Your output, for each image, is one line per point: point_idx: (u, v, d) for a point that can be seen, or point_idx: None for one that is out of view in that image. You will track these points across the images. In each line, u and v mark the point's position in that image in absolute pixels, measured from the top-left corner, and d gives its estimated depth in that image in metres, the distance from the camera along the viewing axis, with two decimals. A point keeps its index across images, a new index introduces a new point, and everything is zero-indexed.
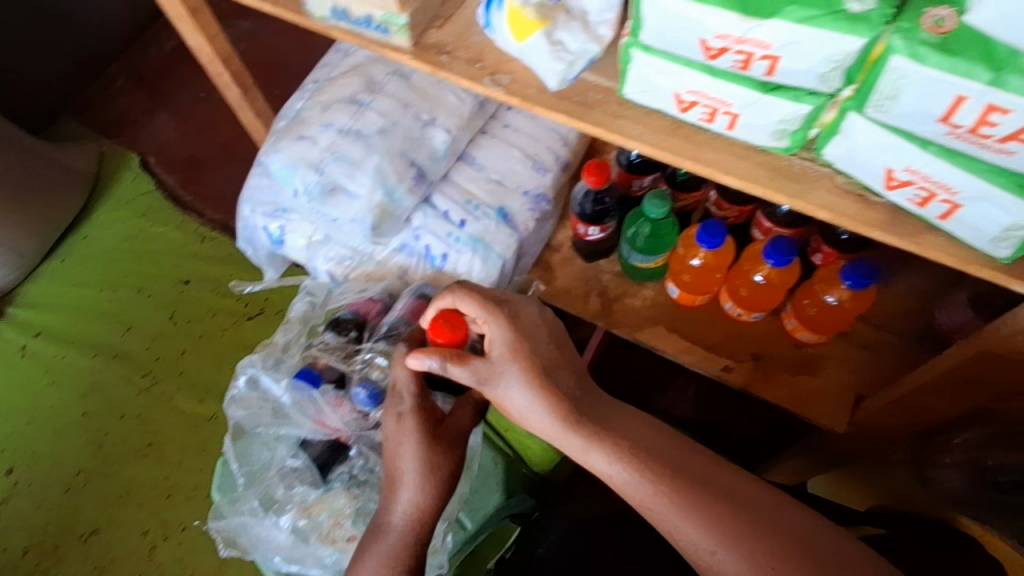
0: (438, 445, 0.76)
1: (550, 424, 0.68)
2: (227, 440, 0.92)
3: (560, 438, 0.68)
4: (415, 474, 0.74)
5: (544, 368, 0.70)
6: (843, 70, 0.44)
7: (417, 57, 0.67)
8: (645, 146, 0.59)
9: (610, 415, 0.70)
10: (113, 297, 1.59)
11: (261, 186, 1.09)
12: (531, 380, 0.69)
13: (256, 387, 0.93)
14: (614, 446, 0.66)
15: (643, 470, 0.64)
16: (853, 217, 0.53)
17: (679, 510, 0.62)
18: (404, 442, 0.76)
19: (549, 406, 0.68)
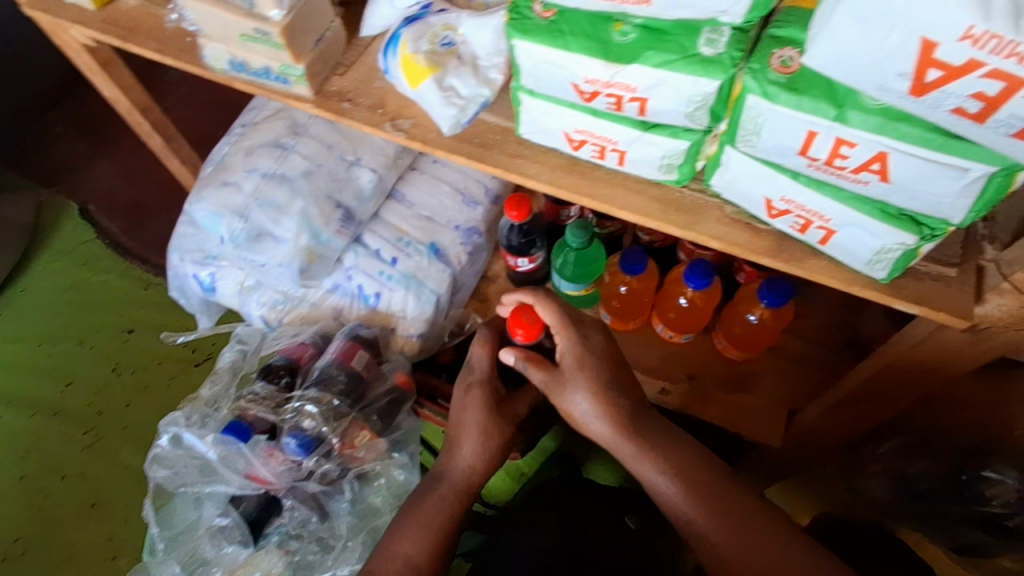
0: (500, 416, 0.81)
1: (608, 432, 0.74)
2: (147, 504, 0.92)
3: (618, 445, 0.74)
4: (475, 432, 0.79)
5: (609, 382, 0.75)
6: (707, 108, 0.45)
7: (319, 105, 0.67)
8: (543, 185, 0.60)
9: (668, 433, 0.74)
10: (54, 351, 1.55)
11: (187, 234, 1.07)
12: (600, 391, 0.73)
13: (179, 446, 0.90)
14: (667, 462, 0.71)
15: (691, 489, 0.69)
16: (742, 245, 0.55)
17: (716, 525, 0.66)
18: (469, 410, 0.80)
19: (610, 415, 0.73)
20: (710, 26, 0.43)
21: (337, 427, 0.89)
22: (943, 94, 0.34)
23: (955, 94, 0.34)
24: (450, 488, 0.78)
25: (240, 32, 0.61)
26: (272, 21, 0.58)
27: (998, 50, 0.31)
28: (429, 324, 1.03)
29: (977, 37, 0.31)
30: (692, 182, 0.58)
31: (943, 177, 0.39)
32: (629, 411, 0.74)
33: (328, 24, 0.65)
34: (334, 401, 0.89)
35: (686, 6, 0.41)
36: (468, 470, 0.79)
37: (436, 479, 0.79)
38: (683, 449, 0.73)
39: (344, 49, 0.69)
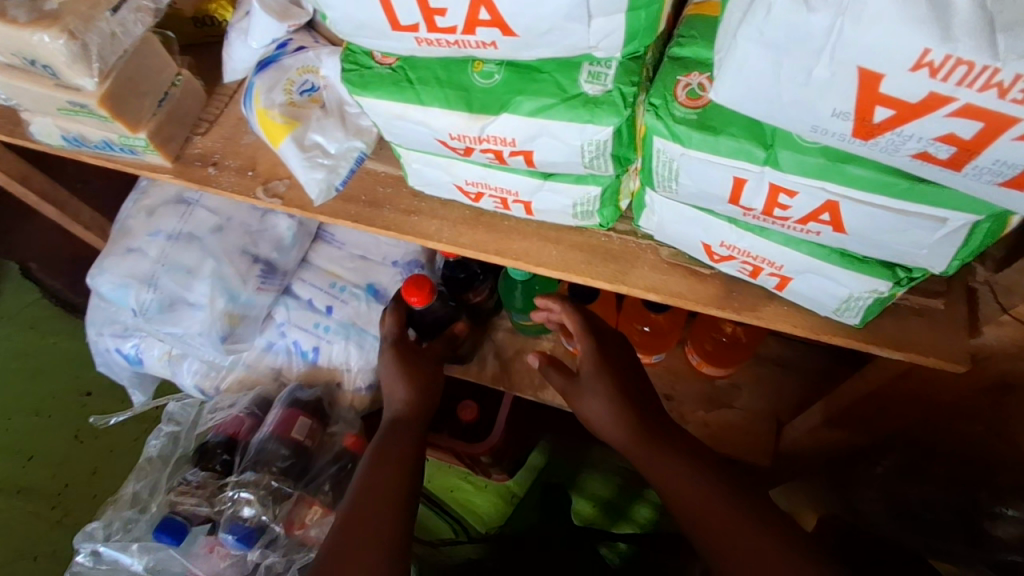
0: (418, 357, 0.78)
1: (625, 437, 0.67)
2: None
3: (635, 451, 0.66)
4: (399, 375, 0.75)
5: (630, 390, 0.69)
6: (608, 155, 0.39)
7: (179, 174, 0.56)
8: (443, 245, 0.50)
9: (696, 447, 0.66)
10: (10, 427, 1.46)
11: (100, 307, 0.97)
12: (620, 395, 0.68)
13: (99, 561, 0.80)
14: (696, 472, 0.62)
15: (714, 489, 0.60)
16: (684, 295, 0.46)
17: (727, 516, 0.57)
18: (388, 368, 0.76)
19: (627, 419, 0.67)
20: (590, 60, 0.37)
21: (280, 513, 0.80)
22: (899, 135, 0.31)
23: (917, 136, 0.31)
24: (398, 422, 0.72)
25: (58, 106, 0.51)
26: (85, 91, 0.48)
27: (966, 79, 0.28)
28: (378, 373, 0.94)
29: (936, 65, 0.28)
30: (618, 224, 0.48)
31: (913, 227, 0.35)
32: (651, 422, 0.68)
33: (172, 79, 0.54)
34: (270, 483, 0.81)
35: (543, 46, 0.35)
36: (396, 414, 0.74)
37: (384, 426, 0.73)
38: (717, 464, 0.64)
39: (203, 103, 0.59)
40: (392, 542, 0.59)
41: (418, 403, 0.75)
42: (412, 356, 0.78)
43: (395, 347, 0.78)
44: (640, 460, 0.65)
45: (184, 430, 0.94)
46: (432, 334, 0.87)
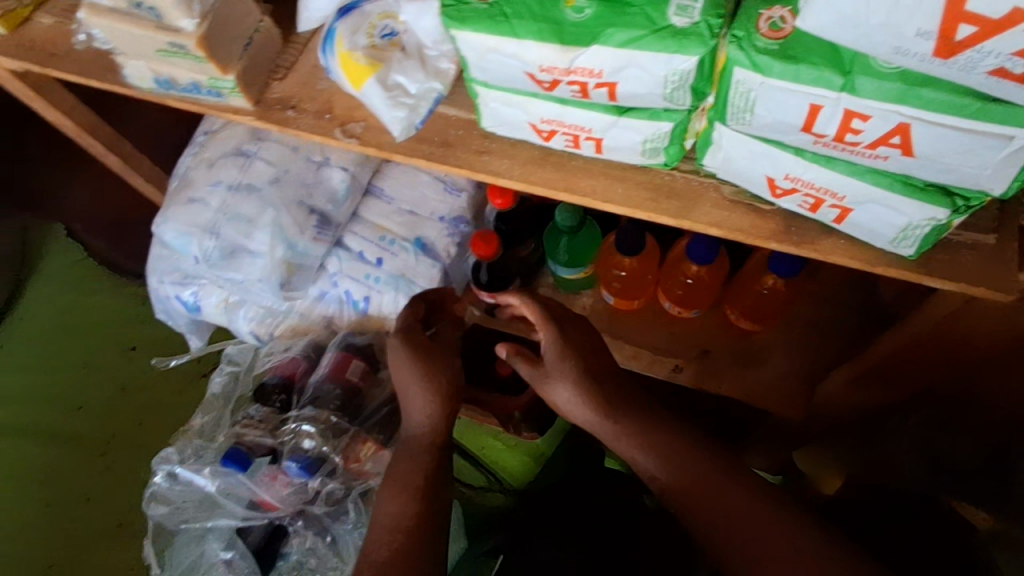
0: (437, 355, 0.74)
1: (592, 422, 0.67)
2: (148, 544, 0.88)
3: (607, 435, 0.67)
4: (417, 385, 0.72)
5: (601, 378, 0.68)
6: (688, 87, 0.41)
7: (260, 117, 0.60)
8: (512, 182, 0.53)
9: (668, 422, 0.68)
10: (61, 378, 1.54)
11: (162, 256, 1.02)
12: (591, 388, 0.67)
13: (175, 483, 0.86)
14: (680, 464, 0.64)
15: (675, 461, 0.65)
16: (745, 231, 0.49)
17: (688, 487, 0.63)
18: (406, 376, 0.73)
19: (592, 401, 0.67)
20: None
21: (339, 446, 0.85)
22: (978, 52, 0.34)
23: (996, 52, 0.34)
24: (418, 445, 0.72)
25: (156, 47, 0.55)
26: (185, 32, 0.52)
27: None
28: None
29: None
30: (682, 163, 0.51)
31: (980, 149, 0.38)
32: (619, 397, 0.68)
33: (256, 25, 0.58)
34: (332, 419, 0.85)
35: None
36: (418, 433, 0.73)
37: (408, 440, 0.73)
38: (697, 440, 0.66)
39: (280, 50, 0.62)
40: (421, 534, 0.65)
41: (435, 404, 0.72)
42: (433, 357, 0.74)
43: (406, 344, 0.74)
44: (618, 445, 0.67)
45: (243, 370, 0.99)
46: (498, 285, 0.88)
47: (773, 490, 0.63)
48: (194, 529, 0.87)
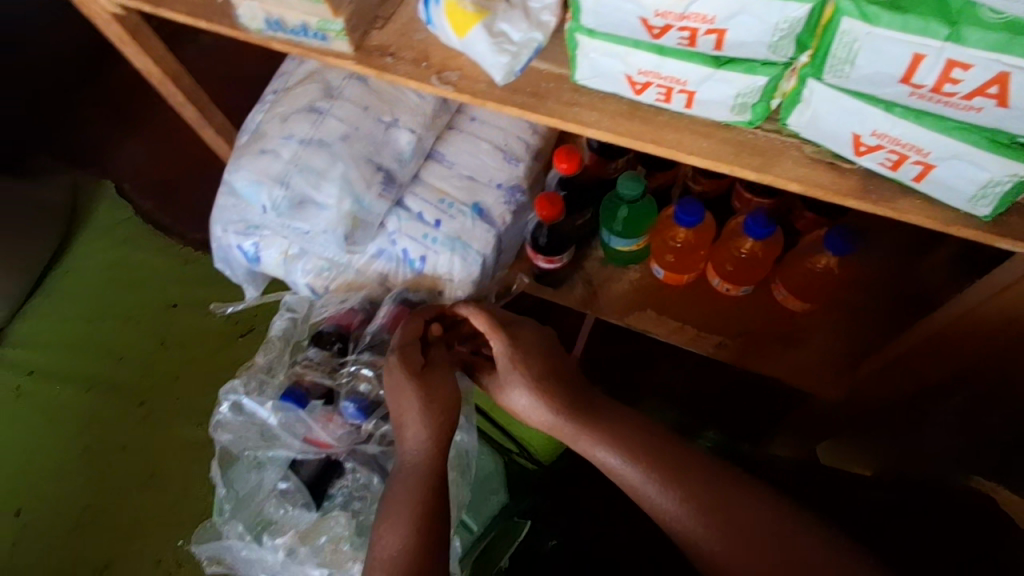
0: (434, 380, 0.78)
1: (553, 420, 0.73)
2: (215, 467, 0.91)
3: (569, 435, 0.73)
4: (418, 412, 0.75)
5: (551, 383, 0.75)
6: (794, 37, 0.43)
7: (359, 61, 0.64)
8: (601, 133, 0.57)
9: (623, 418, 0.73)
10: (106, 328, 1.59)
11: (229, 205, 1.06)
12: (542, 394, 0.74)
13: (241, 412, 0.91)
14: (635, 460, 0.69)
15: (634, 455, 0.69)
16: (826, 187, 0.51)
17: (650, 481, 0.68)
18: (405, 403, 0.76)
19: (549, 400, 0.73)
20: None
21: None
22: None
23: None
24: (427, 467, 0.73)
25: None
26: None
27: None
28: (476, 285, 1.02)
29: None
30: (765, 123, 0.53)
31: None
32: (573, 397, 0.74)
33: None
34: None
35: None
36: (416, 460, 0.74)
37: (409, 468, 0.74)
38: (645, 432, 0.72)
39: (380, 2, 0.65)
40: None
41: (434, 425, 0.75)
42: (431, 381, 0.78)
43: (406, 365, 0.79)
44: (579, 443, 0.72)
45: (301, 316, 1.04)
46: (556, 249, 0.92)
47: (739, 480, 0.67)
48: (254, 460, 0.91)
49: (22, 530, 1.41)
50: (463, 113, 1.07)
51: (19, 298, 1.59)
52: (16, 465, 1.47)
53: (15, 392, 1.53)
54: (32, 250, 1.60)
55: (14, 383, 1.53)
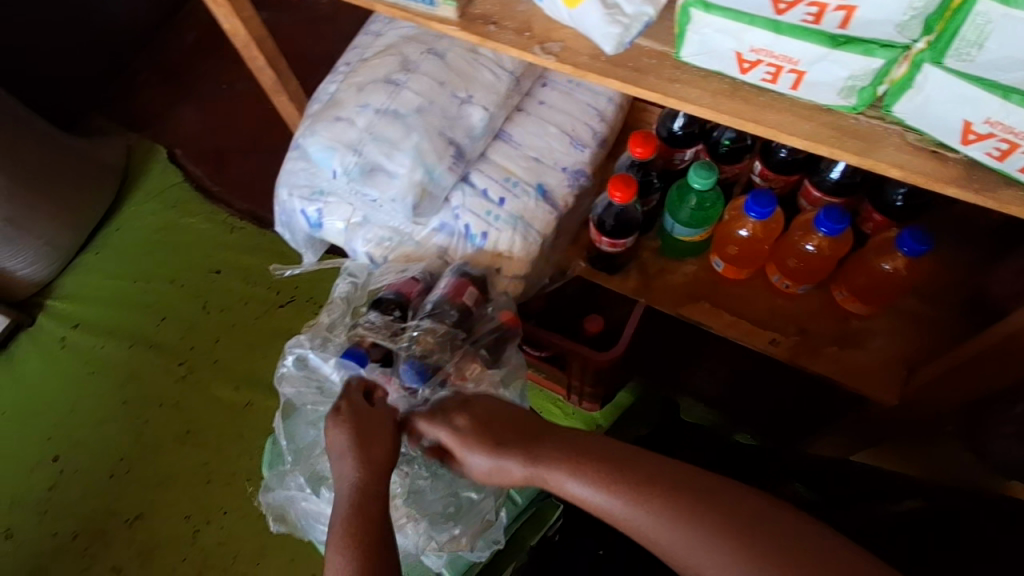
0: (366, 418, 0.82)
1: (518, 470, 0.76)
2: (279, 416, 0.99)
3: (537, 479, 0.75)
4: (349, 449, 0.78)
5: (501, 442, 0.78)
6: (923, 18, 0.44)
7: (464, 28, 0.66)
8: (703, 109, 0.59)
9: (593, 446, 0.73)
10: (146, 288, 1.57)
11: (297, 169, 1.08)
12: (497, 450, 0.78)
13: (304, 366, 0.98)
14: (593, 479, 0.70)
15: (608, 484, 0.68)
16: (926, 174, 0.53)
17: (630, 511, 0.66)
18: (343, 443, 0.79)
19: (512, 456, 0.76)
20: None
21: (451, 356, 0.94)
22: None
23: None
24: (359, 493, 0.75)
25: None
26: None
27: None
28: (534, 265, 1.03)
29: None
30: (869, 109, 0.55)
31: None
32: (536, 445, 0.76)
33: None
34: (451, 329, 0.95)
35: None
36: (350, 489, 0.76)
37: (343, 502, 0.75)
38: (596, 447, 0.73)
39: None
40: None
41: (368, 458, 0.78)
42: (361, 420, 0.81)
43: (346, 411, 0.82)
44: (546, 482, 0.74)
45: (361, 282, 1.08)
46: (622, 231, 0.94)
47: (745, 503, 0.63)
48: (314, 415, 0.98)
49: (58, 476, 1.39)
50: (532, 95, 1.09)
51: (69, 253, 1.57)
52: (58, 411, 1.45)
53: (60, 343, 1.52)
54: (90, 207, 1.59)
55: (59, 334, 1.52)
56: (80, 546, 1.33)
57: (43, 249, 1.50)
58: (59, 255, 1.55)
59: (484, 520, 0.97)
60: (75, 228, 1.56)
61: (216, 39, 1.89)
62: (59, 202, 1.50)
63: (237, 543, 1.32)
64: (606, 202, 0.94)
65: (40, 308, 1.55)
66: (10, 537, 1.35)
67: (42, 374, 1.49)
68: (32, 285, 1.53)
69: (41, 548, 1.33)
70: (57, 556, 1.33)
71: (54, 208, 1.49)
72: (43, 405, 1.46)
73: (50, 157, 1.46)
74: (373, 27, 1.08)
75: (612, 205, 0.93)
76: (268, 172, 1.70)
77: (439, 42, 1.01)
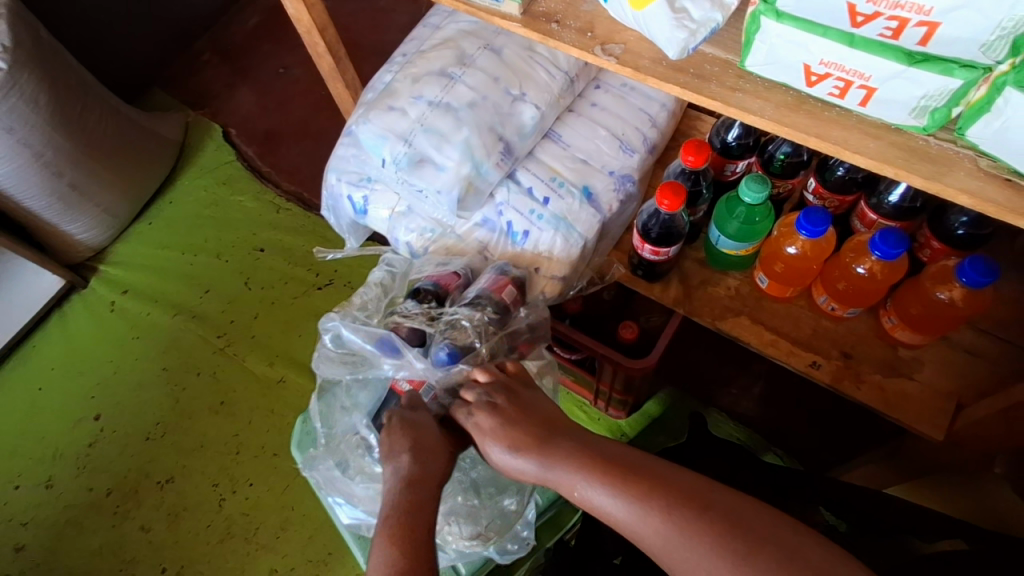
0: (423, 429, 0.79)
1: (534, 467, 0.74)
2: (315, 397, 1.02)
3: (551, 479, 0.73)
4: (405, 450, 0.76)
5: (523, 436, 0.76)
6: (1011, 39, 0.43)
7: (526, 25, 0.66)
8: (764, 121, 0.57)
9: (612, 451, 0.72)
10: (194, 261, 1.62)
11: (347, 155, 1.08)
12: (519, 444, 0.75)
13: (340, 342, 0.98)
14: (601, 481, 0.68)
15: (622, 491, 0.66)
16: (997, 203, 0.51)
17: (641, 522, 0.64)
18: (394, 435, 0.78)
19: (531, 452, 0.75)
20: None
21: (486, 341, 0.93)
22: None
23: None
24: (408, 488, 0.73)
25: None
26: None
27: None
28: (573, 267, 1.02)
29: None
30: (940, 132, 0.54)
31: None
32: (558, 438, 0.75)
33: None
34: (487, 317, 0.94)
35: None
36: (397, 478, 0.74)
37: (390, 502, 0.72)
38: (609, 452, 0.72)
39: None
40: None
41: (425, 461, 0.76)
42: (419, 432, 0.79)
43: (404, 417, 0.81)
44: (559, 484, 0.72)
45: (399, 273, 1.10)
46: (667, 241, 0.92)
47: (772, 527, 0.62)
48: (350, 402, 1.00)
49: (99, 434, 1.45)
50: (585, 97, 1.08)
51: (123, 221, 1.63)
52: (99, 374, 1.51)
53: (110, 307, 1.57)
54: (146, 179, 1.64)
55: (109, 298, 1.58)
56: (114, 503, 1.38)
57: (100, 215, 1.55)
58: (115, 223, 1.61)
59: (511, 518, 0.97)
60: (132, 198, 1.62)
61: (275, 24, 1.94)
62: (119, 172, 1.55)
63: (261, 514, 1.35)
64: (653, 209, 0.92)
65: (92, 272, 1.61)
66: (50, 487, 1.40)
67: (90, 335, 1.55)
68: (87, 249, 1.58)
69: (76, 501, 1.39)
70: (92, 510, 1.38)
71: (115, 177, 1.55)
72: (88, 366, 1.52)
73: (114, 128, 1.51)
74: (432, 20, 1.08)
75: (658, 212, 0.92)
76: (318, 156, 1.73)
77: (497, 39, 1.01)
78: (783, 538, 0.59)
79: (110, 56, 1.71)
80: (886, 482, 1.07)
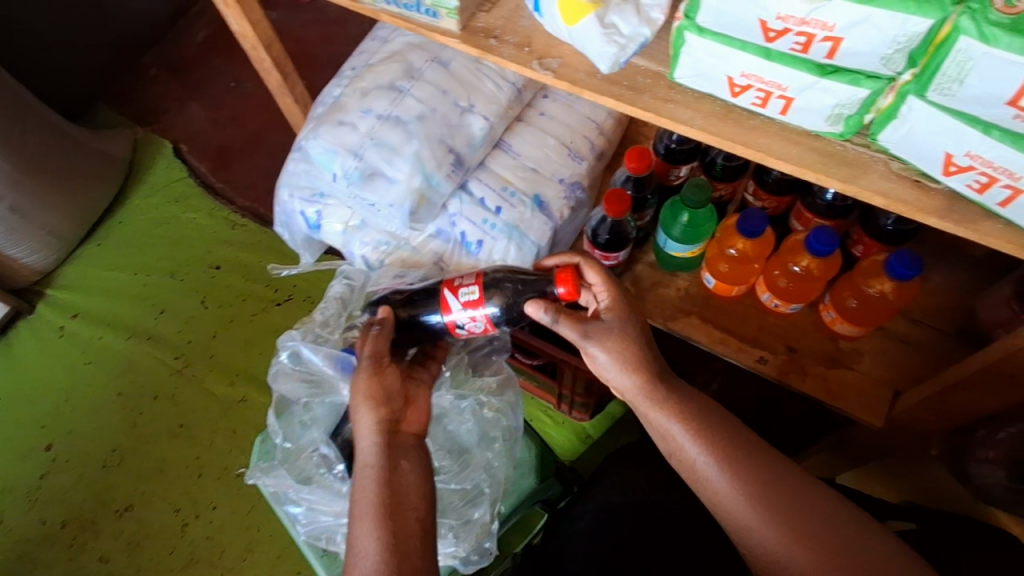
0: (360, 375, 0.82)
1: (633, 386, 0.76)
2: (272, 413, 1.02)
3: (645, 405, 0.76)
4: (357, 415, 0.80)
5: (638, 355, 0.76)
6: (907, 52, 0.46)
7: (465, 40, 0.68)
8: (694, 130, 0.60)
9: (711, 408, 0.76)
10: (147, 281, 1.58)
11: (298, 170, 1.07)
12: (627, 363, 0.76)
13: (297, 359, 1.03)
14: (696, 433, 0.72)
15: (718, 452, 0.71)
16: (907, 203, 0.55)
17: (725, 476, 0.70)
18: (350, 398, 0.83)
19: (633, 369, 0.76)
20: None
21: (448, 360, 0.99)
22: None
23: None
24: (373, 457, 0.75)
25: None
26: None
27: None
28: None
29: None
30: (856, 137, 0.57)
31: None
32: (662, 371, 0.77)
33: None
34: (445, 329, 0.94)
35: None
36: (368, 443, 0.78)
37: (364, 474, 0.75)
38: (713, 414, 0.75)
39: None
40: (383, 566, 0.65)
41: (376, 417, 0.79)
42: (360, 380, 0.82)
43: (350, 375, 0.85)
44: (646, 412, 0.76)
45: (357, 286, 1.10)
46: (617, 244, 0.95)
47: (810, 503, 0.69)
48: (307, 416, 1.01)
49: (51, 464, 1.40)
50: (533, 106, 1.10)
51: (71, 243, 1.59)
52: (50, 400, 1.46)
53: (59, 332, 1.53)
54: (94, 198, 1.60)
55: (58, 323, 1.53)
56: (68, 535, 1.33)
57: (46, 237, 1.51)
58: (62, 245, 1.56)
59: (479, 524, 0.97)
60: (78, 219, 1.57)
61: (224, 36, 1.91)
62: (64, 192, 1.51)
63: (225, 537, 1.33)
64: (601, 215, 0.94)
65: (39, 298, 1.56)
66: None
67: (37, 362, 1.50)
68: (33, 273, 1.54)
69: (28, 535, 1.34)
70: (46, 543, 1.33)
71: (59, 198, 1.50)
72: (38, 393, 1.47)
73: (57, 147, 1.47)
74: (380, 34, 1.08)
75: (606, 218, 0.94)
76: (271, 171, 1.71)
77: (443, 52, 1.02)
78: (822, 511, 0.68)
79: (50, 74, 1.66)
80: (839, 470, 1.11)
